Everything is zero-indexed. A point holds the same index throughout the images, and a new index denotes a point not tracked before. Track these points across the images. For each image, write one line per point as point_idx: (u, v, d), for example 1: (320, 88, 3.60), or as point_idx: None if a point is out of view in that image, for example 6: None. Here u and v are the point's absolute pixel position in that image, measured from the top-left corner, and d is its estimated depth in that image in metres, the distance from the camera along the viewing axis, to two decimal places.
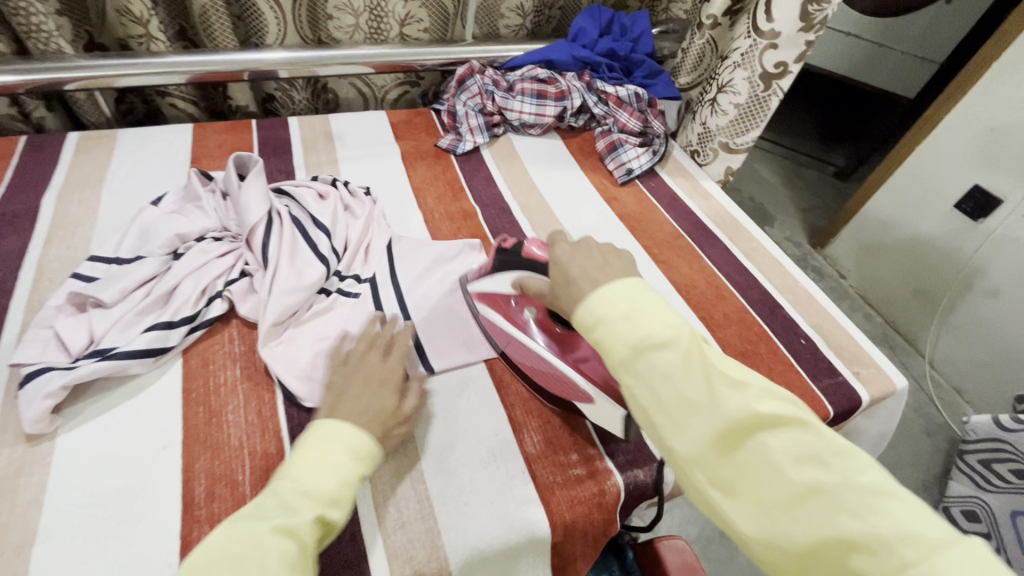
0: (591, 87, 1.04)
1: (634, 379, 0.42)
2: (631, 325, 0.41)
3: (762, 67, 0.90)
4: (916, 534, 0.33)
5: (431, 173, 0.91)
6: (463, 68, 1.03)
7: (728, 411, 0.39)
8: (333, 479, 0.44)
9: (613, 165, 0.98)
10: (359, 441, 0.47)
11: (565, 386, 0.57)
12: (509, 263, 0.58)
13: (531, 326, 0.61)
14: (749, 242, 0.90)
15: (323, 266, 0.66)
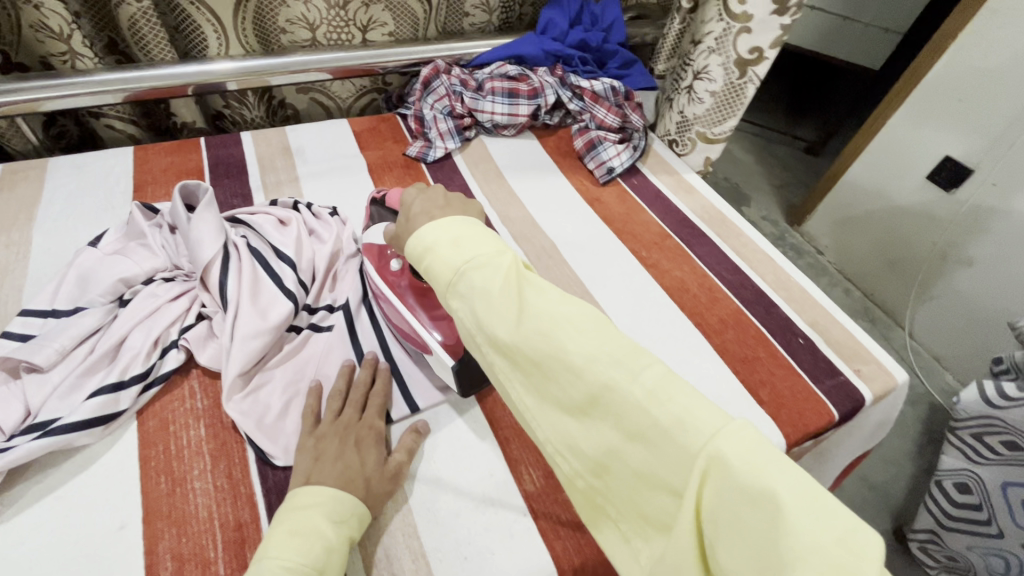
0: (564, 82, 0.98)
1: (457, 298, 0.44)
2: (456, 248, 0.45)
3: (737, 52, 0.85)
4: (696, 423, 0.32)
5: (401, 186, 0.85)
6: (428, 67, 0.96)
7: (532, 315, 0.40)
8: (313, 549, 0.42)
9: (593, 164, 0.93)
10: (340, 506, 0.45)
11: (414, 334, 0.60)
12: (381, 219, 0.65)
13: (395, 278, 0.62)
14: (738, 237, 0.87)
15: (290, 303, 0.60)
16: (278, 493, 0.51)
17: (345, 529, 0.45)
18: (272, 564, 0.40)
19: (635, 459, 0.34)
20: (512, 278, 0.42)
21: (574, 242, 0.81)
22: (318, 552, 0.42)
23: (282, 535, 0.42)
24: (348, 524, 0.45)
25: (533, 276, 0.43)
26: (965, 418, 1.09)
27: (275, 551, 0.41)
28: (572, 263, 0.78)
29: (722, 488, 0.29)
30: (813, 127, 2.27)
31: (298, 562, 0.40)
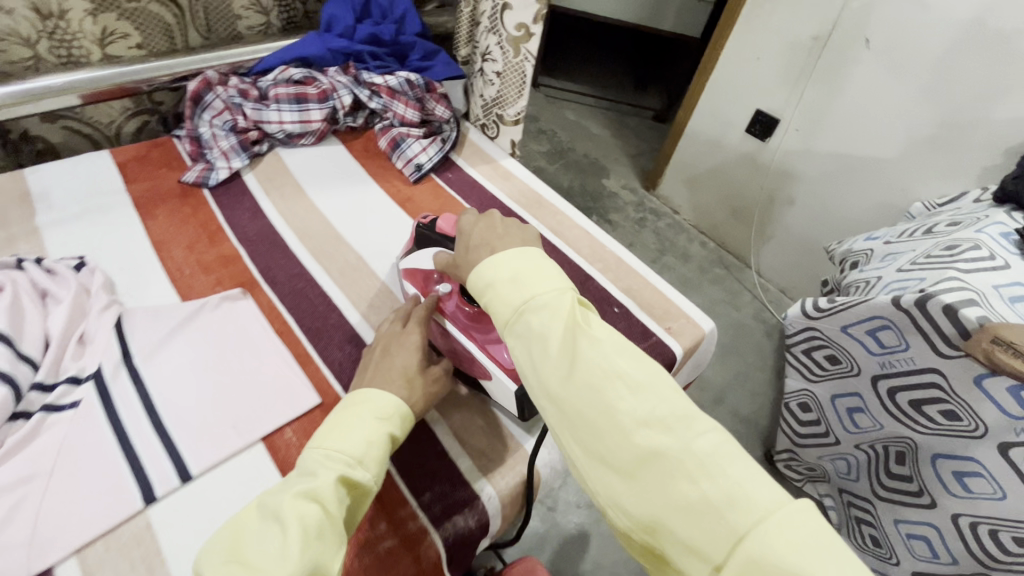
0: (359, 80, 0.92)
1: (514, 338, 0.44)
2: (516, 286, 0.44)
3: (507, 31, 0.85)
4: (751, 502, 0.34)
5: (177, 218, 0.75)
6: (196, 81, 0.86)
7: (587, 364, 0.40)
8: (357, 439, 0.45)
9: (401, 163, 0.89)
10: (383, 404, 0.49)
11: (470, 361, 0.60)
12: (424, 242, 0.64)
13: (446, 303, 0.62)
14: (556, 217, 0.87)
15: (6, 388, 0.49)
16: None
17: (389, 425, 0.48)
18: (315, 452, 0.44)
19: (678, 529, 0.35)
20: (570, 322, 0.42)
21: (384, 250, 0.76)
22: (363, 443, 0.45)
23: (328, 428, 0.46)
24: (390, 421, 0.48)
25: (593, 322, 0.44)
26: (794, 335, 1.18)
27: (318, 444, 0.45)
28: (382, 273, 0.73)
29: (775, 574, 0.32)
30: (657, 96, 2.40)
31: (338, 451, 0.44)
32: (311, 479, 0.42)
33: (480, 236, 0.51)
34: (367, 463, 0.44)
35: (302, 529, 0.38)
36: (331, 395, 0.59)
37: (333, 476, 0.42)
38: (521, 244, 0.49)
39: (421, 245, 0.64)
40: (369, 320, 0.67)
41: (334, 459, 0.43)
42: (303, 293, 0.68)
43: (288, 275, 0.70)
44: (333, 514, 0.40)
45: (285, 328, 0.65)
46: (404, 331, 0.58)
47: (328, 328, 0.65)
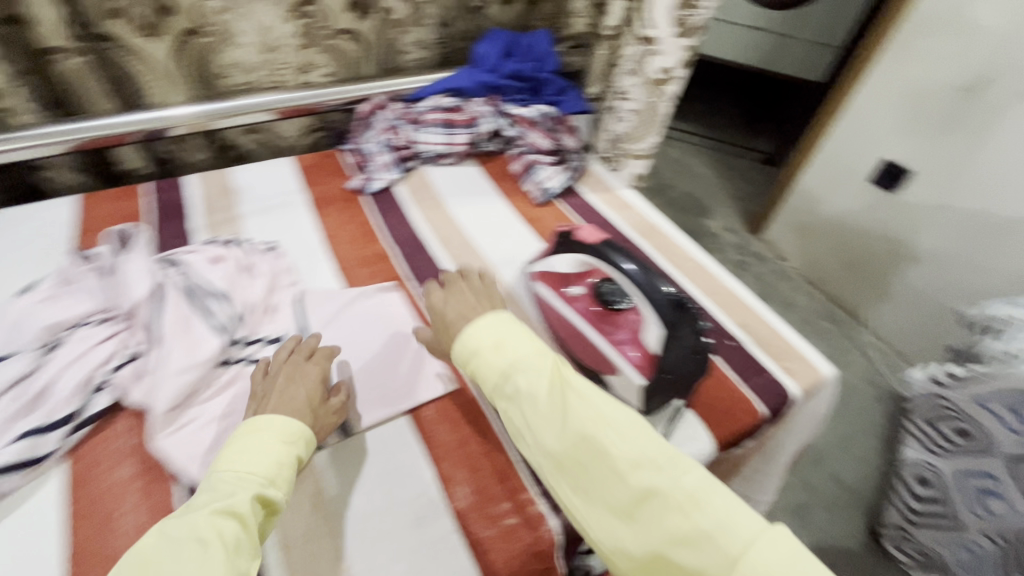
0: (501, 110, 1.02)
1: (507, 399, 0.50)
2: (501, 351, 0.51)
3: (649, 72, 0.95)
4: (739, 526, 0.40)
5: (343, 218, 0.87)
6: (367, 105, 1.02)
7: (575, 419, 0.47)
8: (265, 462, 0.47)
9: (530, 186, 0.96)
10: (288, 428, 0.51)
11: (595, 355, 0.64)
12: (566, 249, 0.71)
13: (576, 301, 0.68)
14: (671, 248, 0.90)
15: (221, 337, 0.61)
16: None
17: (295, 448, 0.50)
18: (228, 474, 0.45)
19: (680, 558, 0.40)
20: (555, 383, 0.49)
21: (512, 260, 0.84)
22: (269, 463, 0.47)
23: (230, 454, 0.47)
24: (297, 444, 0.50)
25: (574, 377, 0.50)
26: (919, 403, 1.14)
27: (226, 467, 0.46)
28: (508, 282, 0.80)
29: None
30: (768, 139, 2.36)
31: (250, 473, 0.46)
32: (228, 498, 0.43)
33: (457, 311, 0.58)
34: (278, 481, 0.46)
35: (222, 543, 0.40)
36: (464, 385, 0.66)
37: (247, 495, 0.44)
38: (497, 311, 0.56)
39: (561, 250, 0.72)
40: None
41: (247, 481, 0.45)
42: None
43: (430, 275, 0.79)
44: (250, 530, 0.42)
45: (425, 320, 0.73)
46: (308, 359, 0.60)
47: None
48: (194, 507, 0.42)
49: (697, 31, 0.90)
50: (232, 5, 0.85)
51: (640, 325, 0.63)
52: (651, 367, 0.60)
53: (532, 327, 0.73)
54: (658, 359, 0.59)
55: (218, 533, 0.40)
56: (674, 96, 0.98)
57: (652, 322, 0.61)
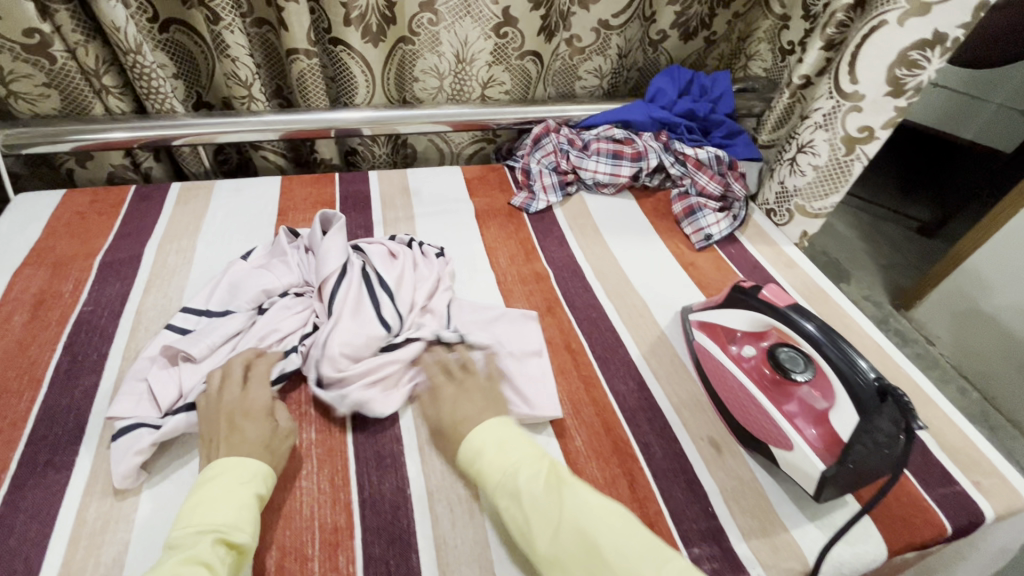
0: (668, 147, 1.01)
1: (506, 502, 0.48)
2: (503, 451, 0.51)
3: (845, 130, 0.89)
4: None
5: (503, 232, 0.91)
6: (539, 127, 1.03)
7: (572, 522, 0.45)
8: (221, 507, 0.46)
9: (690, 230, 0.94)
10: (243, 467, 0.49)
11: (761, 420, 0.61)
12: (738, 302, 0.67)
13: (744, 361, 0.66)
14: (840, 318, 0.83)
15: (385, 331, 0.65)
16: (373, 505, 0.55)
17: (254, 487, 0.48)
18: (189, 528, 0.44)
19: None
20: (553, 484, 0.48)
21: (667, 302, 0.82)
22: (235, 509, 0.46)
23: (190, 507, 0.46)
24: (256, 482, 0.49)
25: (569, 476, 0.50)
26: None
27: (188, 521, 0.45)
28: (662, 324, 0.78)
29: None
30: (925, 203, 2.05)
31: (217, 523, 0.44)
32: (191, 549, 0.42)
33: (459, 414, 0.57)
34: (247, 525, 0.45)
35: None
36: (614, 423, 0.65)
37: (209, 542, 0.43)
38: (494, 415, 0.55)
39: (732, 304, 0.68)
40: (649, 361, 0.73)
41: (205, 531, 0.44)
42: (596, 323, 0.77)
43: (585, 303, 0.80)
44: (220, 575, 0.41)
45: (579, 348, 0.73)
46: (245, 387, 0.57)
47: (615, 360, 0.72)
48: (160, 563, 0.42)
49: (911, 93, 0.83)
50: (441, 19, 0.91)
51: (819, 404, 0.60)
52: (832, 454, 0.55)
53: (686, 377, 0.71)
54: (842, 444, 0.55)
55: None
56: (871, 159, 0.91)
57: (837, 403, 0.57)
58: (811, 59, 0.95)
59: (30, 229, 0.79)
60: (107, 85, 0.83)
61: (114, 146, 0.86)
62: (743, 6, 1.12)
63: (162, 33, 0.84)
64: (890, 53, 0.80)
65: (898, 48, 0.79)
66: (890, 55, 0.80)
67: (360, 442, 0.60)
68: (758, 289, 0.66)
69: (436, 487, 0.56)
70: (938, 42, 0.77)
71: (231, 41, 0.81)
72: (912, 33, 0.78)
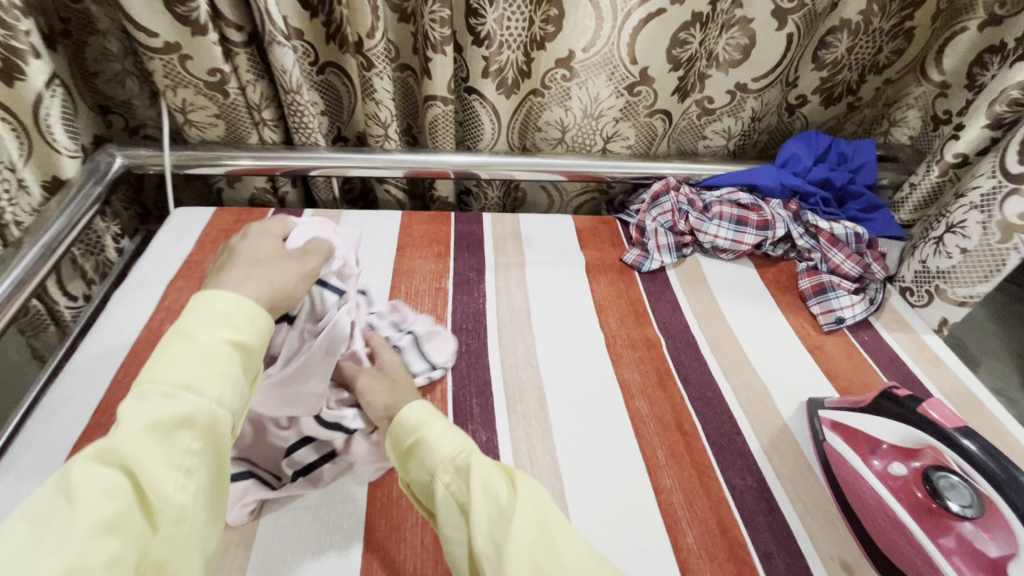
0: (799, 217, 0.94)
1: (450, 480, 0.49)
2: (447, 429, 0.53)
3: (1003, 216, 0.76)
4: None
5: (614, 290, 0.88)
6: (659, 183, 0.99)
7: (529, 506, 0.46)
8: (179, 366, 0.40)
9: (820, 310, 0.86)
10: (218, 305, 0.44)
11: (915, 556, 0.54)
12: (887, 411, 0.60)
13: (890, 477, 0.60)
14: (1004, 440, 0.71)
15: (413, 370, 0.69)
16: None
17: (228, 335, 0.43)
18: (144, 387, 0.39)
19: None
20: (503, 478, 0.49)
21: (791, 390, 0.75)
22: (195, 367, 0.40)
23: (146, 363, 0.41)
24: (238, 314, 0.44)
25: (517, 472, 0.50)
26: None
27: (141, 382, 0.39)
28: (786, 414, 0.72)
29: None
30: None
31: (168, 386, 0.39)
32: (111, 434, 0.37)
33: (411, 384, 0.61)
34: (206, 389, 0.40)
35: (98, 492, 0.34)
36: (730, 525, 0.60)
37: (134, 424, 0.37)
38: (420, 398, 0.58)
39: (880, 411, 0.61)
40: (770, 457, 0.67)
41: (155, 403, 0.38)
42: (710, 403, 0.72)
43: (698, 378, 0.75)
44: (145, 467, 0.36)
45: (692, 430, 0.69)
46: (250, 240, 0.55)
47: (731, 449, 0.67)
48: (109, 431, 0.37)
49: None
50: (575, 75, 0.92)
51: (987, 549, 0.52)
52: None
53: (811, 480, 0.65)
54: None
55: (96, 491, 0.34)
56: None
57: (1015, 550, 0.49)
58: (971, 138, 0.83)
59: (184, 243, 0.87)
60: (266, 118, 0.90)
61: (257, 172, 0.93)
62: (897, 72, 1.05)
63: (318, 75, 0.91)
64: None
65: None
66: None
67: None
68: (918, 403, 0.58)
69: None
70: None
71: (379, 86, 0.86)
72: None
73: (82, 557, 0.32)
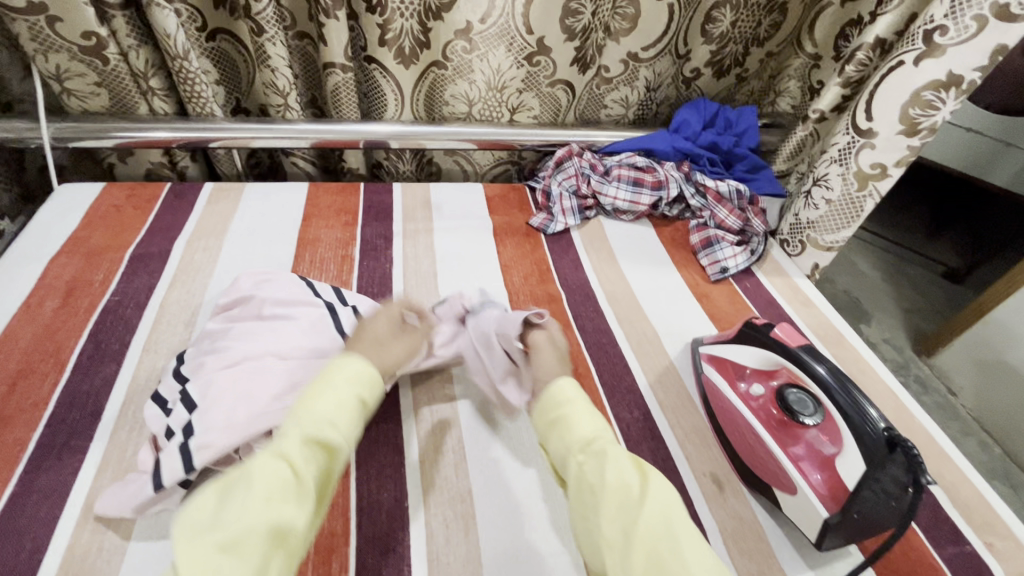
0: (689, 178, 1.01)
1: (587, 457, 0.50)
2: (593, 416, 0.54)
3: (859, 166, 0.86)
4: None
5: (520, 251, 0.92)
6: (563, 149, 1.04)
7: (656, 500, 0.45)
8: (330, 407, 0.48)
9: (707, 261, 0.94)
10: (358, 372, 0.52)
11: (770, 464, 0.60)
12: (752, 339, 0.68)
13: (753, 398, 0.66)
14: (858, 364, 0.81)
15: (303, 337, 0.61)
16: (370, 512, 0.55)
17: (359, 390, 0.51)
18: (297, 413, 0.47)
19: None
20: (634, 463, 0.49)
21: (678, 333, 0.82)
22: (335, 407, 0.48)
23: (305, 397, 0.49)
24: (361, 385, 0.51)
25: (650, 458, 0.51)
26: None
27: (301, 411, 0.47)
28: (672, 354, 0.78)
29: None
30: (950, 245, 1.81)
31: (315, 414, 0.47)
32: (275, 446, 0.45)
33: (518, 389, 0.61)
34: (338, 424, 0.47)
35: (265, 487, 0.41)
36: None
37: (297, 441, 0.45)
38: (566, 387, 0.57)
39: (744, 340, 0.68)
40: (656, 393, 0.73)
41: (303, 426, 0.46)
42: (604, 348, 0.78)
43: (594, 327, 0.80)
44: (300, 467, 0.43)
45: (586, 372, 0.74)
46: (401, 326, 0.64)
47: (621, 388, 0.72)
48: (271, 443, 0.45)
49: (926, 133, 0.80)
50: (475, 48, 0.93)
51: (826, 448, 0.59)
52: (836, 501, 0.55)
53: (691, 409, 0.71)
54: (847, 490, 0.55)
55: (270, 480, 0.41)
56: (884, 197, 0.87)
57: (844, 449, 0.57)
58: (829, 97, 0.93)
59: (69, 219, 0.83)
60: (153, 87, 0.87)
61: (153, 144, 0.90)
62: (777, 44, 1.12)
63: (209, 42, 0.89)
64: (902, 92, 0.78)
65: (911, 87, 0.77)
66: (900, 97, 0.78)
67: (362, 449, 0.61)
68: (770, 328, 0.67)
69: (435, 502, 0.57)
70: (953, 84, 0.75)
71: (273, 53, 0.85)
72: (925, 73, 0.76)
73: (250, 526, 0.39)
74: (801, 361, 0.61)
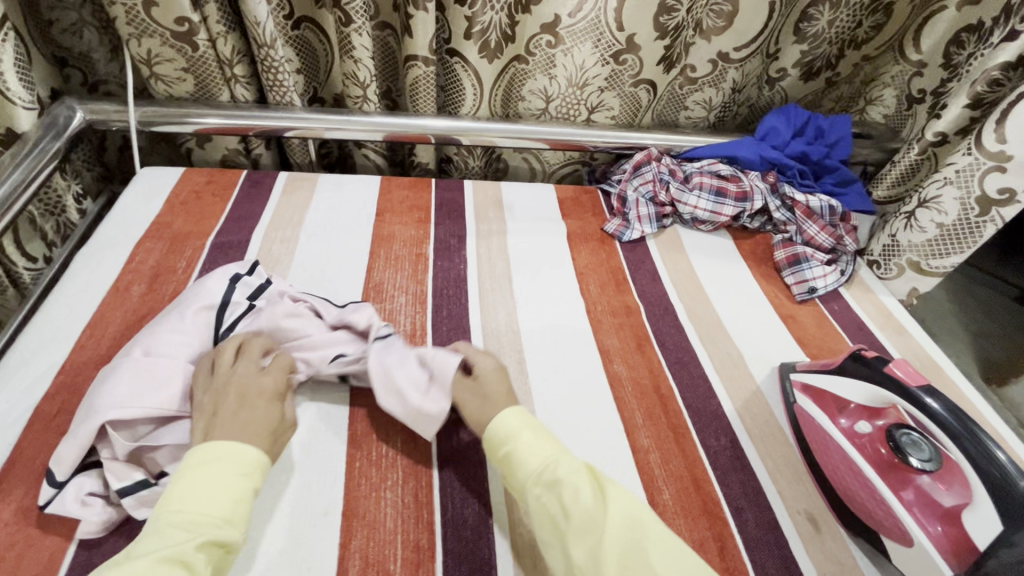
0: (776, 189, 0.96)
1: (543, 490, 0.48)
2: (537, 451, 0.51)
3: (982, 190, 0.79)
4: None
5: (595, 258, 0.88)
6: (641, 153, 1.00)
7: (618, 513, 0.45)
8: (219, 498, 0.44)
9: (793, 280, 0.89)
10: (245, 458, 0.47)
11: (876, 508, 0.56)
12: (859, 373, 0.62)
13: (856, 434, 0.63)
14: (960, 401, 0.75)
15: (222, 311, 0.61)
16: (456, 529, 0.54)
17: (253, 480, 0.47)
18: (180, 519, 0.42)
19: None
20: (592, 483, 0.48)
21: (764, 356, 0.77)
22: (222, 492, 0.44)
23: (179, 489, 0.44)
24: (252, 474, 0.47)
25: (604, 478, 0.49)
26: None
27: (185, 504, 0.43)
28: (759, 379, 0.74)
29: None
30: None
31: (210, 496, 0.44)
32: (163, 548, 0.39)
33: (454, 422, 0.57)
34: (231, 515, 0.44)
35: None
36: (705, 480, 0.62)
37: (193, 545, 0.40)
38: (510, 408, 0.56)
39: (852, 373, 0.63)
40: (743, 419, 0.69)
41: (198, 525, 0.42)
42: (687, 367, 0.74)
43: (676, 344, 0.77)
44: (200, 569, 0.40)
45: (668, 394, 0.70)
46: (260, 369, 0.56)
47: (707, 412, 0.69)
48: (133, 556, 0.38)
49: None
50: (560, 42, 0.90)
51: (942, 498, 0.55)
52: (957, 555, 0.51)
53: (782, 440, 0.67)
54: (972, 546, 0.50)
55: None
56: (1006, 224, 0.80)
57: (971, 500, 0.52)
58: (950, 117, 0.85)
59: (153, 203, 0.83)
60: (236, 74, 0.87)
61: (225, 131, 0.90)
62: (875, 48, 1.05)
63: (294, 30, 0.87)
64: None
65: None
66: None
67: (443, 460, 0.59)
68: (884, 364, 0.60)
69: (519, 520, 0.55)
70: None
71: (358, 43, 0.83)
72: None
73: None
74: (916, 400, 0.56)
